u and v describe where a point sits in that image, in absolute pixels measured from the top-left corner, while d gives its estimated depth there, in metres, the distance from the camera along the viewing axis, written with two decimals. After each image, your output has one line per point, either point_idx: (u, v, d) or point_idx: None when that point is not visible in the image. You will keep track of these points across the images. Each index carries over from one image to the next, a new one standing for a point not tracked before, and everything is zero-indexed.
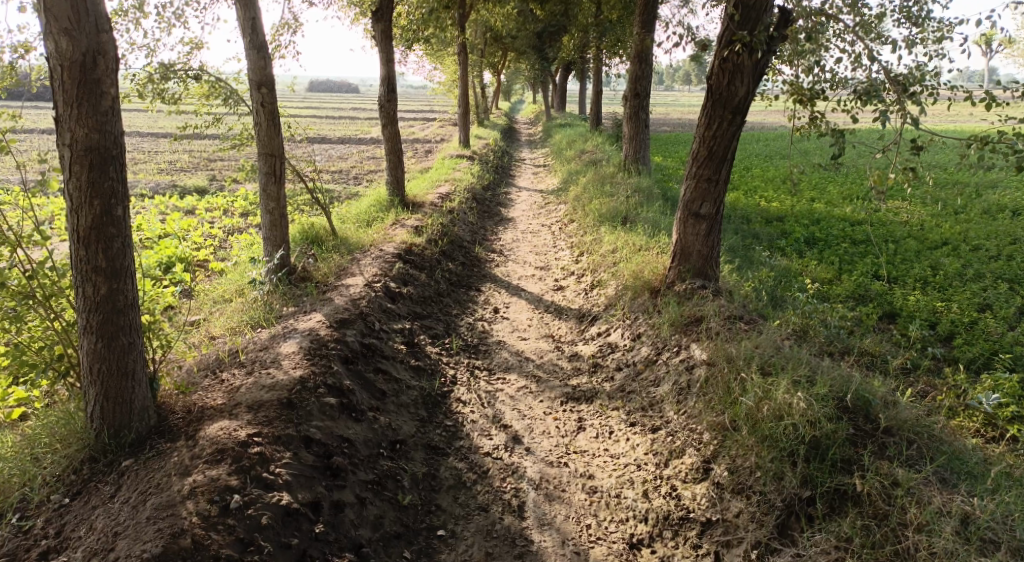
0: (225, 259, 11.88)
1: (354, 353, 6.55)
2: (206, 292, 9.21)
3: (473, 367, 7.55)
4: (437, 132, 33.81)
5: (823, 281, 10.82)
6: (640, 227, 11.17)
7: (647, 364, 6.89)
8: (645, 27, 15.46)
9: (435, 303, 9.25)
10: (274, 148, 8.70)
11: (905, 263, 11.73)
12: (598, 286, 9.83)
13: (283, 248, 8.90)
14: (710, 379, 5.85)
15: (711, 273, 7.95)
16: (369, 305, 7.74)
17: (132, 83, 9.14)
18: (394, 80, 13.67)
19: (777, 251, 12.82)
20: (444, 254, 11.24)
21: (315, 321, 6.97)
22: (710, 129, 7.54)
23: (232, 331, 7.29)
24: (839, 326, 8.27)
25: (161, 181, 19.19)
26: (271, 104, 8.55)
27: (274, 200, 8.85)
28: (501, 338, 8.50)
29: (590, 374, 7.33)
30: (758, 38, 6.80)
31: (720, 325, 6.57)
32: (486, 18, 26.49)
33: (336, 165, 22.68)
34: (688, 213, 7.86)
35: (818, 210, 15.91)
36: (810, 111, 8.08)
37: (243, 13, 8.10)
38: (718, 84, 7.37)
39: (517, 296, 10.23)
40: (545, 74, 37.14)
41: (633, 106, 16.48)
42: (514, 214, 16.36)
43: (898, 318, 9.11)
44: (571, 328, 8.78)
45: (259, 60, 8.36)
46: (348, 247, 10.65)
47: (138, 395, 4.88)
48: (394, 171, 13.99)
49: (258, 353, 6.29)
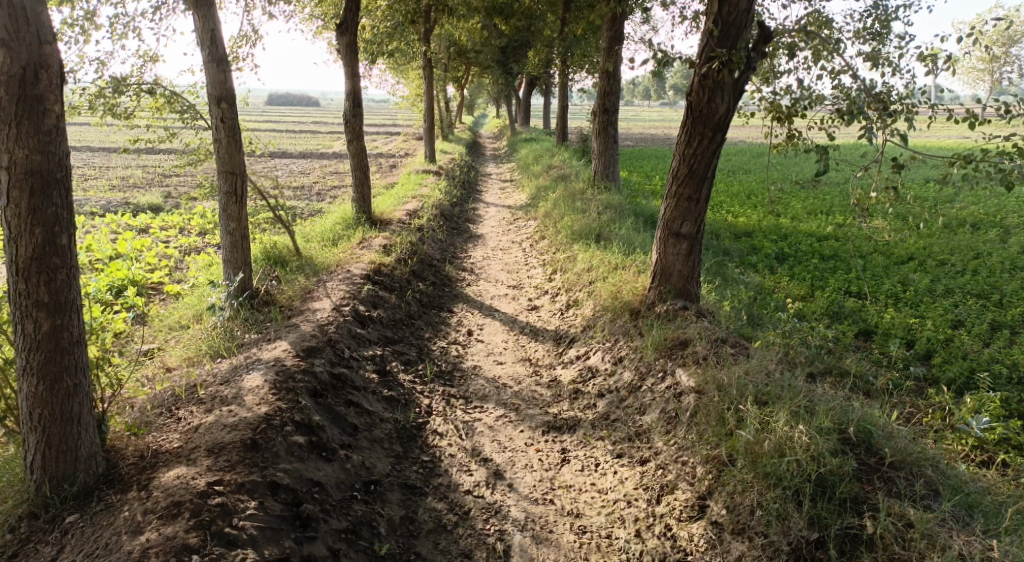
0: (182, 281, 11.38)
1: (323, 385, 6.16)
2: (162, 319, 8.74)
3: (448, 395, 7.21)
4: (401, 147, 33.43)
5: (798, 298, 10.72)
6: (614, 245, 10.97)
7: (631, 391, 6.64)
8: (613, 42, 15.36)
9: (406, 326, 8.88)
10: (235, 166, 8.29)
11: (875, 279, 11.71)
12: (574, 306, 9.57)
13: (244, 271, 8.47)
14: (702, 409, 5.62)
15: (692, 294, 7.76)
16: (337, 332, 7.35)
17: (81, 97, 8.64)
18: (359, 94, 13.31)
19: (749, 267, 12.72)
20: (414, 274, 10.88)
21: (282, 350, 6.56)
22: (691, 147, 7.33)
23: (189, 363, 6.86)
24: (820, 346, 8.13)
25: (113, 198, 18.48)
26: (232, 119, 8.13)
27: (235, 220, 8.41)
28: (476, 363, 8.18)
29: (571, 401, 7.05)
30: (739, 54, 6.62)
31: (706, 348, 6.35)
32: (450, 32, 26.27)
33: (298, 180, 22.20)
34: (668, 232, 7.65)
35: (786, 225, 15.92)
36: (788, 128, 7.93)
37: (202, 25, 7.70)
38: (698, 101, 7.16)
39: (490, 317, 9.92)
40: (508, 89, 37.10)
41: (601, 122, 16.36)
42: (483, 231, 16.08)
43: (875, 336, 9.03)
44: (548, 351, 8.50)
45: (219, 73, 7.94)
46: (313, 268, 10.23)
47: (85, 441, 4.44)
48: (360, 188, 13.62)
49: (218, 387, 5.87)
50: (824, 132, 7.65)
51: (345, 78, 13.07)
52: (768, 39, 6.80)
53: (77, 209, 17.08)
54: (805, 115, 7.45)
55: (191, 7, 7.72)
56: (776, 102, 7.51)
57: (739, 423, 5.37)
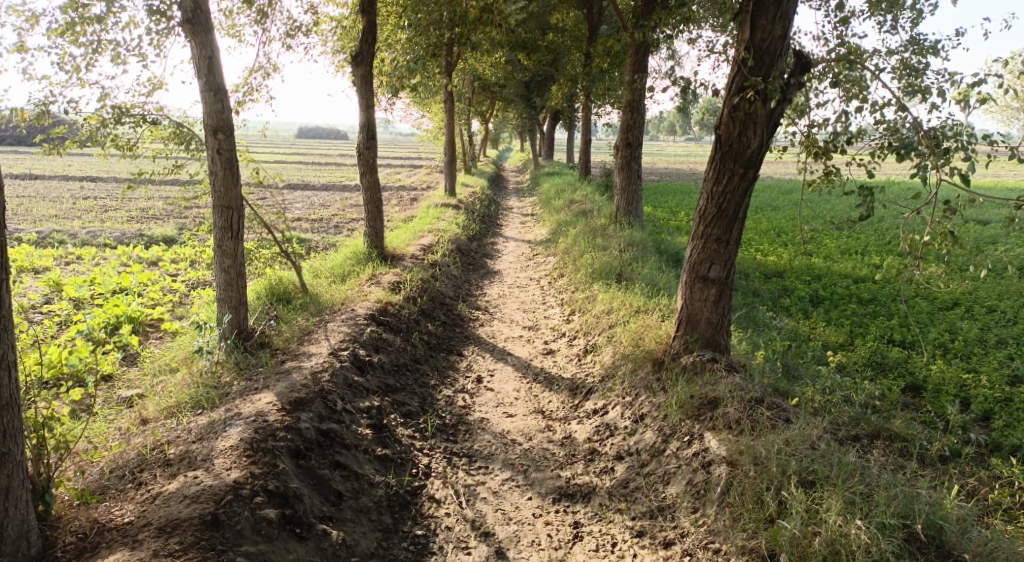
0: (184, 317, 10.89)
1: (308, 443, 5.55)
2: (152, 359, 8.21)
3: (451, 454, 6.54)
4: (423, 180, 33.19)
5: (836, 346, 10.09)
6: (636, 286, 10.31)
7: (654, 456, 5.95)
8: (637, 77, 14.86)
9: (410, 372, 8.23)
10: (232, 201, 7.75)
11: (919, 327, 10.94)
12: (593, 352, 8.88)
13: (239, 311, 7.93)
14: (736, 486, 4.94)
15: (721, 344, 7.04)
16: (331, 380, 6.74)
17: (83, 127, 8.24)
18: (373, 127, 12.88)
19: (782, 310, 11.97)
20: (423, 313, 10.28)
21: (267, 402, 5.96)
22: (719, 184, 6.68)
23: (168, 415, 6.31)
24: (865, 405, 7.44)
25: (127, 230, 18.21)
26: (229, 151, 7.64)
27: (230, 257, 7.85)
28: (483, 415, 7.49)
29: (586, 464, 6.35)
30: (773, 85, 6.01)
31: (739, 410, 5.64)
32: (474, 66, 26.03)
33: (316, 212, 21.82)
34: (694, 276, 6.98)
35: (819, 265, 15.16)
36: (826, 164, 7.25)
37: (199, 52, 7.28)
38: (728, 134, 6.53)
39: (502, 361, 9.24)
40: (532, 123, 36.90)
41: (624, 156, 15.81)
42: (500, 267, 15.51)
43: (924, 393, 8.46)
44: (563, 402, 7.80)
45: (216, 102, 7.47)
46: (317, 305, 9.69)
47: (14, 518, 4.06)
48: (372, 223, 13.09)
49: (189, 446, 5.31)
50: (866, 169, 6.96)
51: (359, 110, 12.66)
52: (807, 67, 6.19)
53: (90, 240, 16.81)
54: (844, 151, 6.83)
55: (188, 33, 7.29)
56: (811, 138, 6.92)
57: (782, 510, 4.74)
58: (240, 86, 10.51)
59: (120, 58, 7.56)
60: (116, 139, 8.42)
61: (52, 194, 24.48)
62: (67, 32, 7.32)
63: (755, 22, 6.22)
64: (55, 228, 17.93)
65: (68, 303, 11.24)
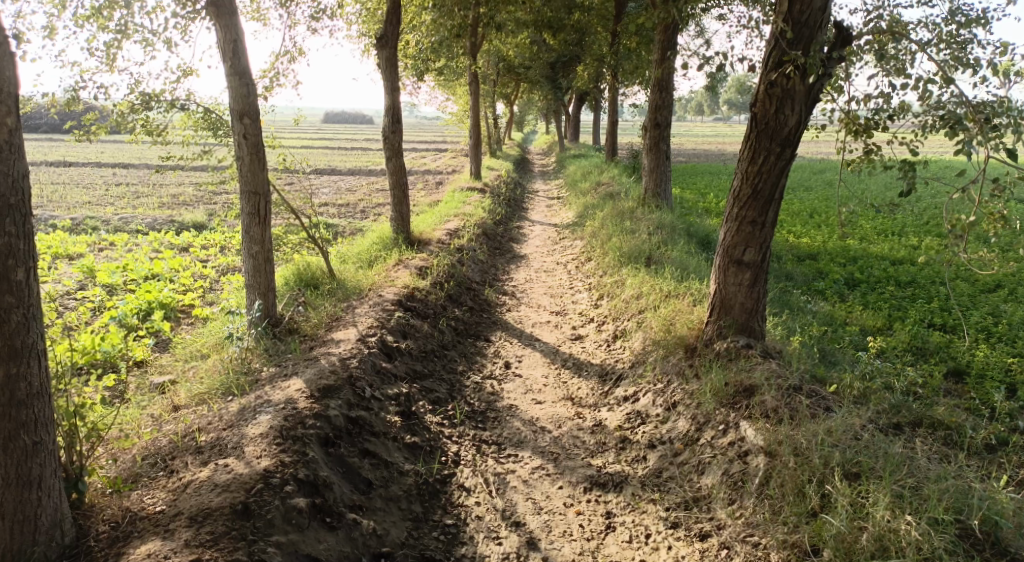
0: (214, 303, 10.95)
1: (337, 431, 5.53)
2: (183, 346, 8.25)
3: (480, 441, 6.48)
4: (449, 163, 33.09)
5: (874, 330, 9.93)
6: (666, 269, 10.13)
7: (687, 445, 5.83)
8: (666, 56, 14.54)
9: (438, 358, 8.17)
10: (259, 186, 7.71)
11: (961, 310, 10.70)
12: (622, 338, 8.75)
13: (268, 297, 7.92)
14: (775, 478, 4.81)
15: (756, 329, 6.87)
16: (360, 367, 6.70)
17: (112, 114, 8.24)
18: (399, 110, 12.77)
19: (816, 294, 11.72)
20: (450, 298, 10.22)
21: (296, 389, 5.94)
22: (755, 165, 6.47)
23: (199, 402, 6.32)
24: (905, 392, 7.25)
25: (158, 216, 18.38)
26: (256, 135, 7.58)
27: (258, 243, 7.83)
28: (512, 401, 7.41)
29: (617, 452, 6.25)
30: (813, 59, 5.78)
31: (777, 398, 5.49)
32: (499, 48, 25.77)
33: (342, 197, 21.85)
34: (728, 259, 6.79)
35: (854, 247, 14.83)
36: (866, 143, 7.00)
37: (224, 36, 7.21)
38: (764, 112, 6.31)
39: (531, 347, 9.15)
40: (558, 105, 36.55)
41: (653, 137, 15.54)
42: (527, 250, 15.39)
43: (967, 379, 8.34)
44: (593, 389, 7.69)
45: (241, 86, 7.40)
46: (345, 291, 9.67)
47: (46, 508, 4.06)
48: (398, 207, 13.03)
49: (220, 434, 5.30)
50: (909, 148, 6.70)
51: (384, 93, 12.55)
52: (848, 41, 5.99)
53: (122, 227, 16.99)
54: (885, 129, 6.61)
55: (213, 18, 7.22)
56: (851, 116, 6.71)
57: (826, 504, 4.60)
58: (266, 71, 10.45)
59: (148, 44, 7.52)
60: (146, 125, 8.39)
61: (85, 181, 24.83)
62: (96, 18, 7.29)
63: None
64: (88, 215, 18.16)
65: (101, 289, 11.37)
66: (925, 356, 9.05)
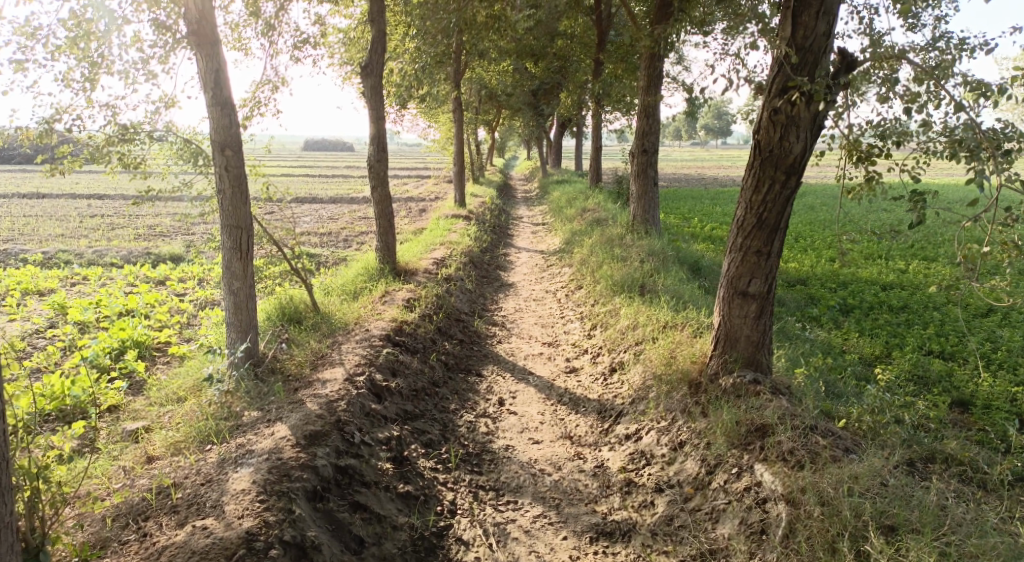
0: (191, 340, 10.50)
1: (326, 482, 5.19)
2: (159, 388, 7.83)
3: (477, 487, 6.13)
4: (432, 190, 32.86)
5: (873, 358, 9.73)
6: (661, 298, 9.87)
7: (697, 489, 5.58)
8: (652, 82, 14.45)
9: (428, 396, 7.79)
10: (240, 219, 7.36)
11: (957, 336, 10.56)
12: (620, 371, 8.43)
13: (250, 335, 7.54)
14: (802, 532, 4.66)
15: (762, 363, 6.60)
16: (348, 410, 6.34)
17: (86, 146, 7.86)
18: (384, 139, 12.50)
19: (812, 321, 11.51)
20: (440, 332, 9.87)
21: (281, 436, 5.57)
22: (759, 193, 6.25)
23: (175, 452, 5.92)
24: (916, 425, 7.02)
25: (134, 248, 17.91)
26: (238, 167, 7.26)
27: (240, 278, 7.46)
28: (508, 442, 7.06)
29: (622, 497, 5.95)
30: (818, 85, 5.60)
31: (794, 439, 5.26)
32: (481, 75, 25.67)
33: (324, 226, 21.47)
34: (733, 291, 6.54)
35: (844, 271, 14.69)
36: (866, 169, 6.81)
37: (205, 64, 6.90)
38: (769, 139, 6.10)
39: (524, 381, 8.79)
40: (540, 131, 36.56)
41: (640, 163, 15.37)
42: (514, 279, 15.12)
43: (973, 409, 8.15)
44: (592, 426, 7.36)
45: (222, 117, 7.08)
46: (329, 326, 9.29)
47: None
48: (383, 237, 12.69)
49: (198, 489, 4.92)
50: (911, 174, 6.52)
51: (369, 122, 12.27)
52: (852, 66, 5.86)
53: (96, 260, 16.49)
54: (887, 156, 6.45)
55: (193, 46, 6.92)
56: (853, 142, 6.55)
57: (859, 558, 4.41)
58: (248, 100, 10.14)
59: (125, 74, 7.20)
60: (123, 158, 8.02)
61: (59, 213, 24.25)
62: (72, 48, 6.96)
63: (796, 19, 5.84)
64: (61, 248, 17.62)
65: (73, 327, 10.89)
66: (928, 385, 8.84)
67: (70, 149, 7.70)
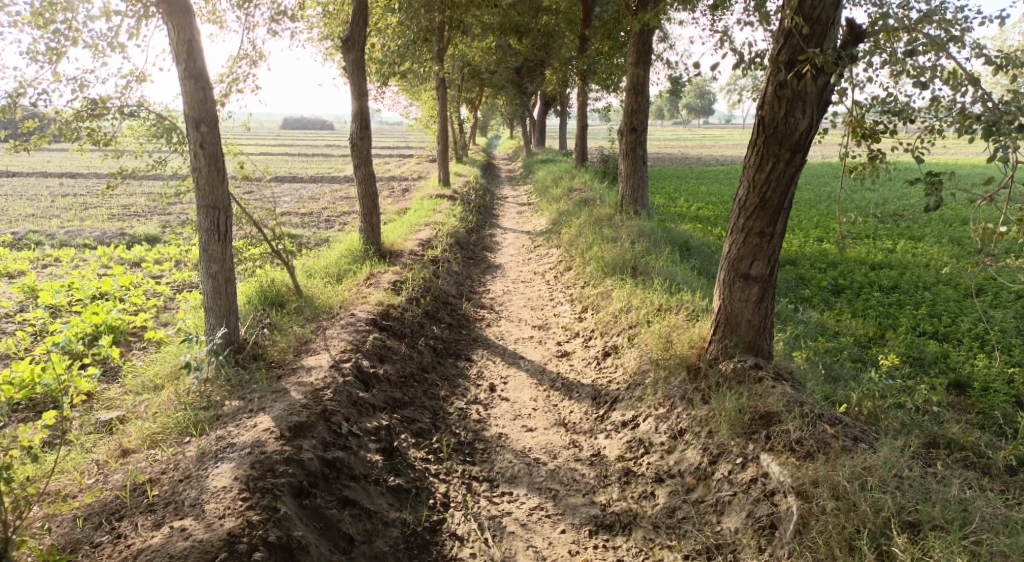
0: (169, 324, 10.15)
1: (312, 477, 4.94)
2: (134, 375, 7.52)
3: (470, 478, 5.92)
4: (415, 169, 32.37)
5: (867, 339, 9.60)
6: (653, 280, 9.66)
7: (700, 479, 5.46)
8: (641, 58, 14.14)
9: (416, 383, 7.51)
10: (218, 200, 7.01)
11: (950, 317, 10.46)
12: (613, 355, 8.21)
13: (230, 321, 7.22)
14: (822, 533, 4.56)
15: (763, 349, 6.41)
16: (335, 399, 6.07)
17: (54, 120, 7.38)
18: (367, 116, 12.10)
19: (803, 302, 11.34)
20: (427, 315, 9.60)
21: (264, 427, 5.29)
22: (763, 172, 6.00)
23: (152, 444, 5.63)
24: (916, 409, 6.89)
25: (108, 228, 17.41)
26: (214, 144, 6.90)
27: (218, 261, 7.12)
28: (501, 430, 6.83)
29: (621, 488, 5.78)
30: (828, 58, 5.35)
31: (802, 429, 5.19)
32: (464, 52, 25.13)
33: (305, 206, 21.02)
34: (733, 274, 6.32)
35: (833, 251, 14.55)
36: (870, 147, 6.60)
37: (177, 34, 6.53)
38: (773, 115, 5.86)
39: (515, 366, 8.55)
40: (523, 110, 36.09)
41: (629, 141, 15.08)
42: (501, 259, 14.84)
43: (970, 391, 8.04)
44: (587, 413, 7.14)
45: (197, 91, 6.70)
46: (313, 310, 8.99)
47: None
48: (367, 218, 12.33)
49: (176, 487, 4.64)
50: (916, 152, 6.32)
51: (351, 98, 11.86)
52: (860, 38, 5.73)
53: (69, 241, 16.00)
54: (893, 133, 6.26)
55: (164, 16, 6.55)
56: (858, 119, 6.33)
57: (879, 554, 4.41)
58: (225, 75, 9.72)
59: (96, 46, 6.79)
60: (93, 135, 7.61)
61: (30, 192, 23.57)
62: (38, 18, 6.54)
63: None
64: (31, 229, 17.08)
65: (44, 311, 10.49)
66: (924, 367, 8.71)
67: (36, 125, 7.25)
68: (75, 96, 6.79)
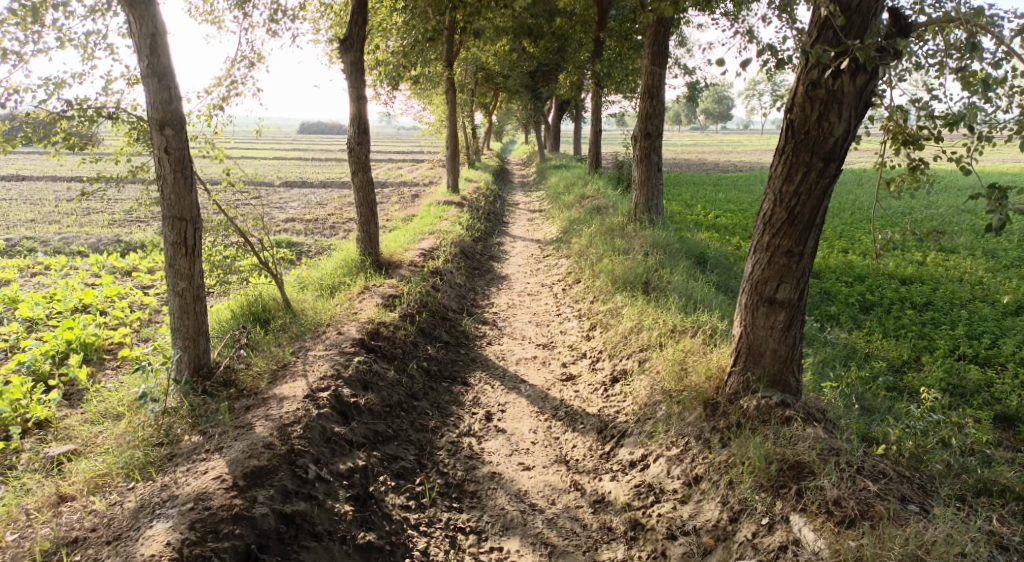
0: (149, 340, 9.52)
1: (264, 538, 4.52)
2: (98, 400, 6.88)
3: (456, 530, 5.31)
4: (426, 174, 31.73)
5: (901, 363, 8.79)
6: (668, 297, 8.93)
7: (718, 540, 4.86)
8: (657, 58, 13.38)
9: (404, 413, 6.81)
10: (185, 210, 6.30)
11: (990, 339, 9.63)
12: (622, 381, 7.45)
13: (197, 343, 6.55)
14: None
15: (791, 383, 5.64)
16: (304, 437, 5.38)
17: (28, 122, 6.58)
18: (365, 120, 11.42)
19: (830, 319, 10.52)
20: (423, 333, 8.89)
21: (213, 475, 4.76)
22: (791, 183, 5.26)
23: (96, 487, 5.02)
24: (965, 450, 6.11)
25: (104, 235, 16.86)
26: (180, 149, 6.20)
27: (185, 277, 6.41)
28: (495, 468, 6.12)
29: (627, 545, 5.18)
30: (870, 53, 4.63)
31: (838, 487, 4.61)
32: (476, 55, 24.49)
33: (311, 212, 20.44)
34: (757, 297, 5.56)
35: (859, 263, 13.71)
36: (911, 155, 5.83)
37: (138, 27, 5.89)
38: (804, 118, 5.11)
39: (515, 392, 7.79)
40: (537, 116, 35.38)
41: (643, 147, 14.29)
42: (508, 270, 14.14)
43: (1019, 426, 7.23)
44: (591, 449, 6.40)
45: (160, 90, 6.04)
46: (299, 327, 8.31)
47: None
48: (365, 227, 11.64)
49: (100, 552, 4.27)
50: (964, 160, 5.56)
51: (349, 101, 11.18)
52: (906, 31, 5.03)
53: (63, 248, 15.46)
54: (939, 140, 5.50)
55: (125, 7, 5.92)
56: (899, 124, 5.58)
57: None
58: (222, 78, 9.08)
59: (72, 41, 6.15)
60: (67, 139, 6.68)
61: (34, 196, 23.13)
62: (16, 17, 5.95)
63: None
64: (27, 235, 16.56)
65: (21, 324, 9.91)
66: (965, 398, 7.89)
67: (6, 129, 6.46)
68: (50, 97, 6.14)
